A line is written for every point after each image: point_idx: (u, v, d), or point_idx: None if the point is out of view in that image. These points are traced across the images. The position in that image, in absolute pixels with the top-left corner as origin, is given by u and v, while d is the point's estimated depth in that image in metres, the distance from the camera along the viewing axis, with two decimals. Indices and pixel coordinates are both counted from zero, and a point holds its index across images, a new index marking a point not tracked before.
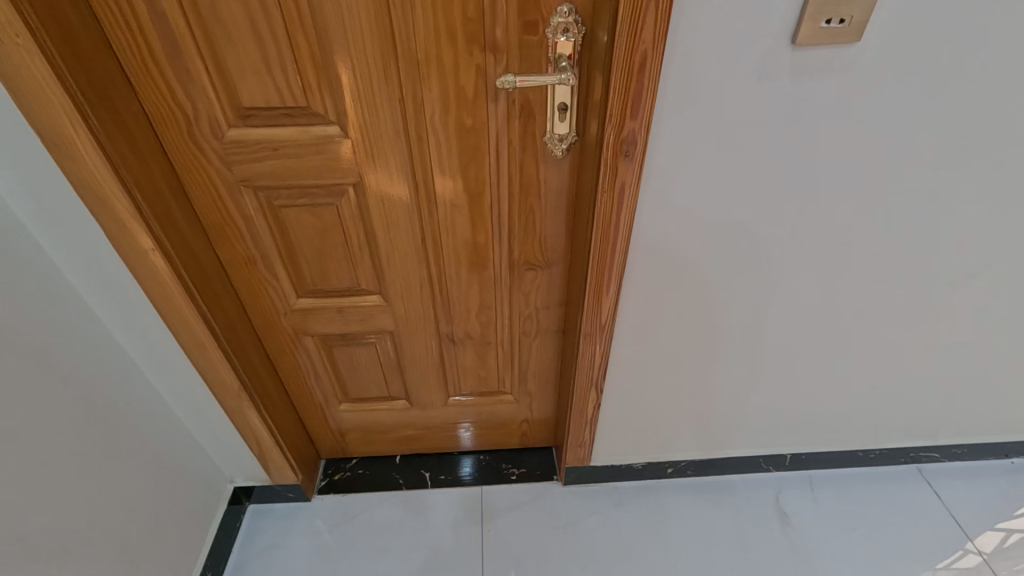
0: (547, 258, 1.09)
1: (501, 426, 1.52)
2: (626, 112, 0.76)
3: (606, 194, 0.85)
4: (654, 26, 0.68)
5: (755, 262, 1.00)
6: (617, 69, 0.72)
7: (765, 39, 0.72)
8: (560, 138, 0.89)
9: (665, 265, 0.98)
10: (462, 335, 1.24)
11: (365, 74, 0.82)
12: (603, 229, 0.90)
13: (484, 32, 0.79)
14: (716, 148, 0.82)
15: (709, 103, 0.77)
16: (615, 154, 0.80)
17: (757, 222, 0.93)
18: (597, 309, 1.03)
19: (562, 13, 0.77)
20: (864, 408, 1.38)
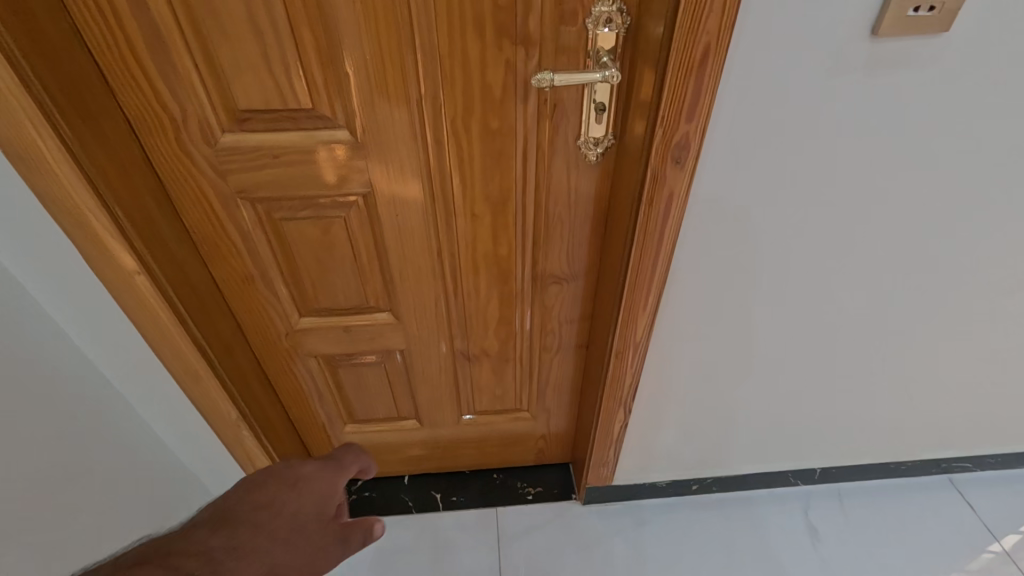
0: (573, 270, 1.00)
1: (515, 443, 1.44)
2: (681, 113, 0.66)
3: (653, 207, 0.75)
4: (720, 15, 0.59)
5: (800, 272, 0.92)
6: (674, 66, 0.63)
7: (840, 30, 0.63)
8: (595, 142, 0.80)
9: (705, 278, 0.90)
10: (477, 352, 1.15)
11: (379, 72, 0.72)
12: (644, 243, 0.80)
13: (516, 23, 0.69)
14: (774, 152, 0.74)
15: (771, 99, 0.68)
16: (664, 164, 0.70)
17: (806, 232, 0.85)
18: (632, 327, 0.94)
19: (607, 1, 0.67)
20: (899, 419, 1.32)
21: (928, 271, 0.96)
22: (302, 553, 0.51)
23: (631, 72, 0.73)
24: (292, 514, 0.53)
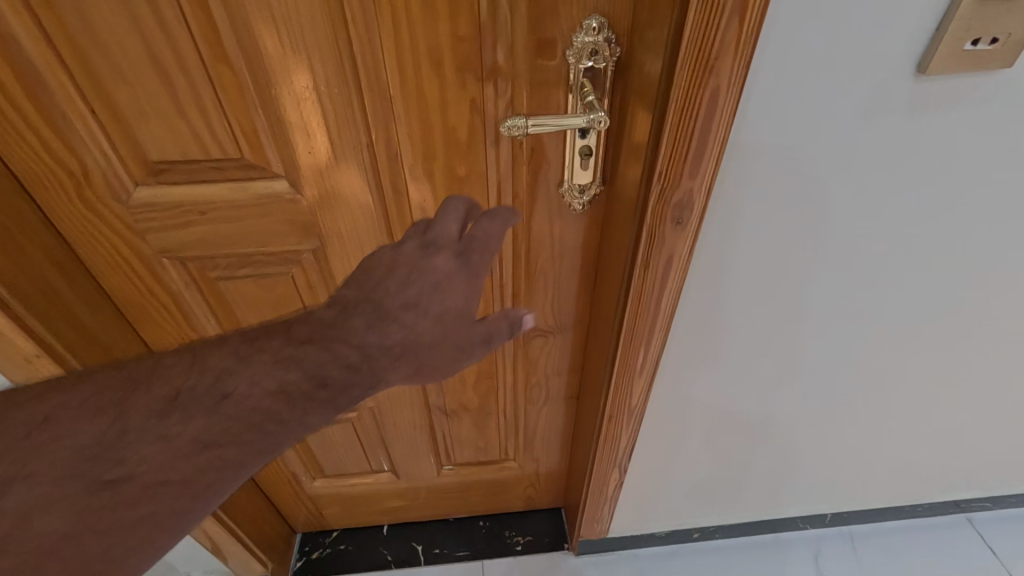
0: (559, 323, 0.89)
1: (502, 491, 1.33)
2: (683, 169, 0.53)
3: (652, 270, 0.63)
4: (734, 55, 0.46)
5: (820, 329, 0.80)
6: (674, 114, 0.50)
7: (878, 64, 0.51)
8: (581, 190, 0.68)
9: (709, 334, 0.79)
10: (455, 407, 1.04)
11: (317, 113, 0.60)
12: (638, 307, 0.68)
13: (482, 56, 0.57)
14: (794, 201, 0.62)
15: (790, 144, 0.57)
16: (662, 224, 0.58)
17: (830, 286, 0.73)
18: (627, 392, 0.82)
19: (590, 30, 0.55)
20: (923, 468, 1.20)
21: (968, 322, 0.84)
22: (456, 344, 0.51)
23: (623, 112, 0.60)
24: (436, 315, 0.51)
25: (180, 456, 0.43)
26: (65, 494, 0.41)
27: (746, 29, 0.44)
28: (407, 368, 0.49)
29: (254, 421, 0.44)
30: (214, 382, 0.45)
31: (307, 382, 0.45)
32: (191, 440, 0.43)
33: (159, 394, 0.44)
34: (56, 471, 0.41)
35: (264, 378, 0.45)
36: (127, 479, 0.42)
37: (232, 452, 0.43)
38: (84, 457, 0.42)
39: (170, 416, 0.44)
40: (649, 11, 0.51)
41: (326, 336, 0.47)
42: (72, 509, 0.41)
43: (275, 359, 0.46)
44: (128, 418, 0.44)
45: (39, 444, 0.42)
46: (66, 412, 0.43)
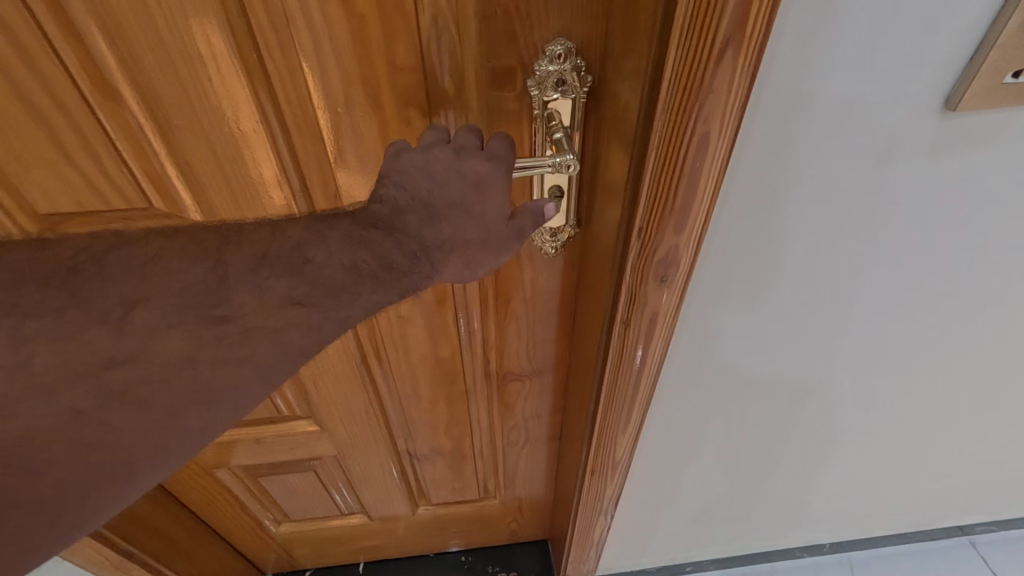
0: (535, 367, 0.80)
1: (485, 526, 1.25)
2: (667, 226, 0.45)
3: (634, 328, 0.55)
4: (727, 97, 0.37)
5: (819, 368, 0.73)
6: (656, 165, 0.41)
7: (897, 99, 0.43)
8: (553, 233, 0.59)
9: (698, 379, 0.72)
10: (428, 451, 0.96)
11: (236, 157, 0.50)
12: (620, 366, 0.60)
13: (427, 88, 0.48)
14: (796, 244, 0.54)
15: (792, 186, 0.49)
16: (645, 282, 0.49)
17: (835, 327, 0.66)
18: (611, 446, 0.74)
19: (555, 57, 0.46)
20: (927, 497, 1.13)
21: (980, 358, 0.76)
22: (497, 246, 0.48)
23: (599, 148, 0.51)
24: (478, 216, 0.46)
25: (271, 309, 0.40)
26: (174, 324, 0.38)
27: (742, 67, 0.35)
28: (454, 262, 0.46)
29: (330, 291, 0.41)
30: (296, 248, 0.41)
31: (375, 263, 0.42)
32: (279, 297, 0.40)
33: (246, 250, 0.40)
34: (165, 303, 0.38)
35: (339, 253, 0.41)
36: (231, 320, 0.39)
37: (318, 317, 0.41)
38: (190, 293, 0.39)
39: (261, 272, 0.40)
40: (623, 37, 0.42)
41: (390, 223, 0.44)
42: (185, 338, 0.38)
43: (349, 236, 0.42)
44: (227, 263, 0.40)
45: (147, 277, 0.39)
46: (174, 251, 0.40)
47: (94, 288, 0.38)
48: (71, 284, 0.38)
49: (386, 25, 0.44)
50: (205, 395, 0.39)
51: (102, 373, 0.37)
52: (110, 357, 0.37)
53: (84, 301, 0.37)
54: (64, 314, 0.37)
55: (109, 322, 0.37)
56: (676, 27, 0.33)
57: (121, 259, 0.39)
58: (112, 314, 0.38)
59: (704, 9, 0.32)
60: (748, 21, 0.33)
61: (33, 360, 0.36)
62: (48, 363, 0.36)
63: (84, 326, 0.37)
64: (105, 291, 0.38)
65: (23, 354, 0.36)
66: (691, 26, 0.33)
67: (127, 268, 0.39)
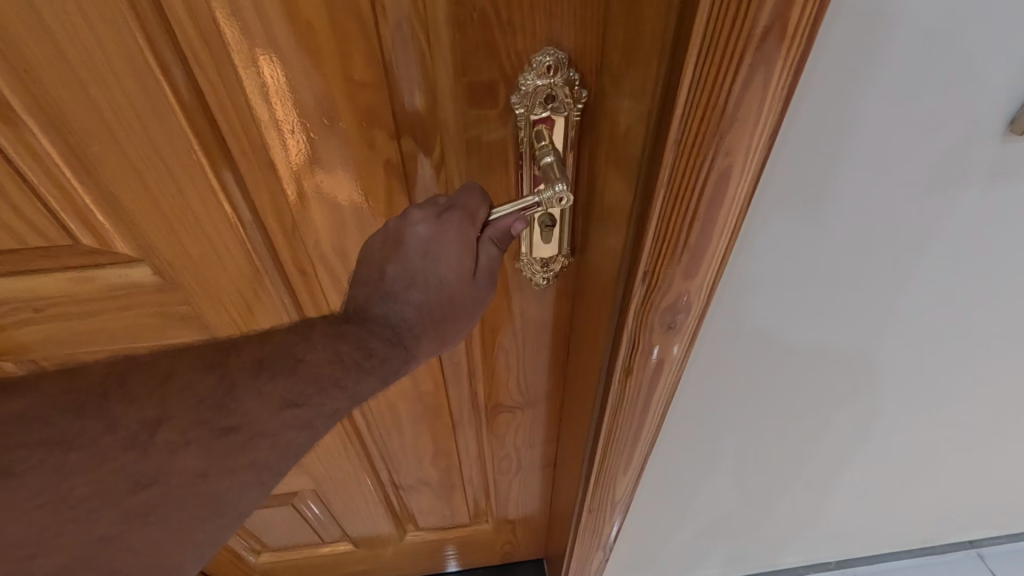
0: (527, 398, 0.74)
1: (478, 549, 1.19)
2: (678, 270, 0.38)
3: (637, 376, 0.48)
4: (755, 125, 0.30)
5: (833, 397, 0.67)
6: (665, 204, 0.34)
7: (953, 115, 0.36)
8: (544, 263, 0.53)
9: (703, 413, 0.66)
10: (414, 481, 0.90)
11: (170, 188, 0.43)
12: (619, 412, 0.53)
13: (395, 107, 0.41)
14: (821, 276, 0.48)
15: (822, 215, 0.42)
16: (650, 330, 0.43)
17: (858, 355, 0.60)
18: (610, 488, 0.68)
19: (543, 71, 0.39)
20: (941, 516, 1.08)
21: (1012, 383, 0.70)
22: (469, 302, 0.44)
23: (594, 172, 0.44)
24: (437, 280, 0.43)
25: (271, 414, 0.39)
26: (191, 440, 0.38)
27: (776, 91, 0.28)
28: (429, 344, 0.45)
29: (321, 385, 0.40)
30: (285, 349, 0.41)
31: (356, 352, 0.42)
32: (276, 399, 0.40)
33: (246, 359, 0.40)
34: (181, 419, 0.38)
35: (322, 349, 0.41)
36: (238, 429, 0.39)
37: (311, 414, 0.40)
38: (203, 406, 0.39)
39: (262, 377, 0.40)
40: (624, 49, 0.35)
41: (361, 312, 0.43)
42: (199, 453, 0.38)
43: (329, 332, 0.42)
44: (233, 374, 0.40)
45: (166, 398, 0.39)
46: (184, 368, 0.40)
47: (123, 411, 0.38)
48: (100, 411, 0.38)
49: (339, 35, 0.36)
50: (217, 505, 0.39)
51: (128, 496, 0.38)
52: (135, 478, 0.38)
53: (112, 426, 0.38)
54: (99, 443, 0.37)
55: (137, 444, 0.38)
56: (695, 41, 0.26)
57: (141, 377, 0.39)
58: (138, 437, 0.38)
59: (732, 19, 0.25)
60: (788, 34, 0.26)
61: (65, 496, 0.36)
62: (83, 494, 0.36)
63: (114, 452, 0.37)
64: (128, 414, 0.38)
65: (53, 491, 0.35)
66: (713, 41, 0.26)
67: (148, 387, 0.39)
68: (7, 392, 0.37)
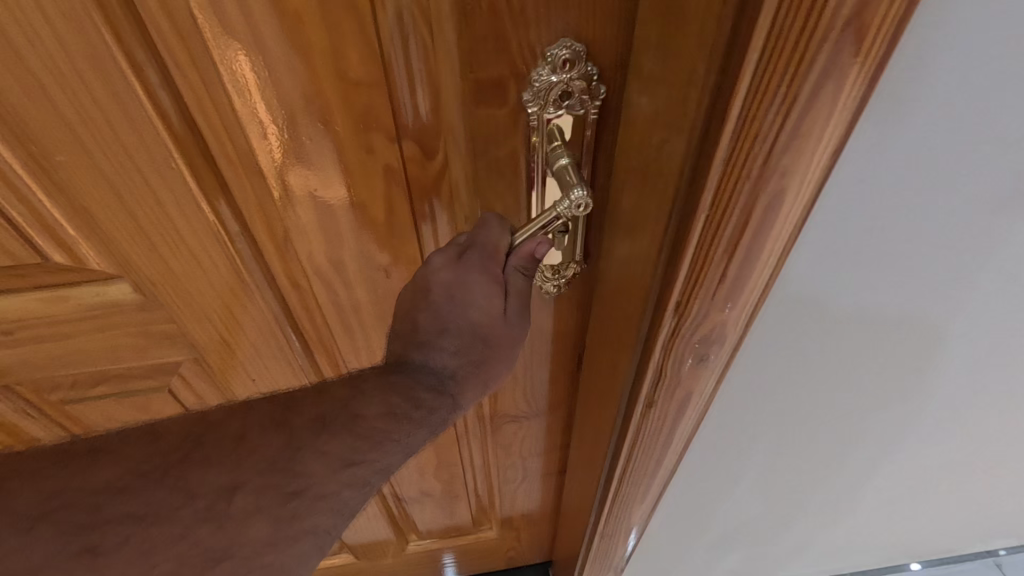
0: (536, 408, 0.71)
1: (481, 557, 1.17)
2: (714, 301, 0.35)
3: (661, 406, 0.45)
4: (815, 142, 0.26)
5: (864, 434, 0.62)
6: (705, 227, 0.31)
7: None
8: (554, 271, 0.50)
9: (727, 454, 0.61)
10: (417, 494, 0.87)
11: (144, 196, 0.38)
12: (637, 442, 0.50)
13: (395, 104, 0.37)
14: (878, 319, 0.42)
15: (890, 256, 0.36)
16: (678, 361, 0.39)
17: (904, 394, 0.54)
18: (628, 512, 0.64)
19: (558, 66, 0.35)
20: (959, 526, 1.05)
21: None
22: (508, 345, 0.44)
23: (616, 193, 0.41)
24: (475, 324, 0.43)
25: (332, 472, 0.38)
26: (262, 508, 0.36)
27: (845, 105, 0.25)
28: (474, 391, 0.45)
29: (376, 439, 0.40)
30: (342, 406, 0.40)
31: (406, 404, 0.41)
32: (337, 459, 0.38)
33: (309, 415, 0.40)
34: (257, 486, 0.37)
35: (376, 401, 0.41)
36: (303, 493, 0.37)
37: (366, 472, 0.39)
38: (273, 469, 0.37)
39: (324, 435, 0.39)
40: (657, 56, 0.31)
41: (407, 361, 0.44)
42: (268, 521, 0.36)
43: (380, 384, 0.42)
44: (300, 435, 0.39)
45: (241, 462, 0.37)
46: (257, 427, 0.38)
47: (201, 476, 0.36)
48: (178, 479, 0.36)
49: (332, 26, 0.33)
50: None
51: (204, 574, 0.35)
52: (211, 553, 0.35)
53: (191, 495, 0.36)
54: (179, 514, 0.35)
55: (214, 515, 0.36)
56: (756, 46, 0.23)
57: (217, 440, 0.38)
58: (215, 506, 0.36)
59: (802, 22, 0.22)
60: (865, 40, 0.22)
61: (147, 575, 0.34)
62: (164, 573, 0.34)
63: (194, 526, 0.35)
64: (207, 481, 0.36)
65: (137, 568, 0.34)
66: (777, 48, 0.23)
67: (224, 451, 0.37)
68: (91, 457, 0.35)
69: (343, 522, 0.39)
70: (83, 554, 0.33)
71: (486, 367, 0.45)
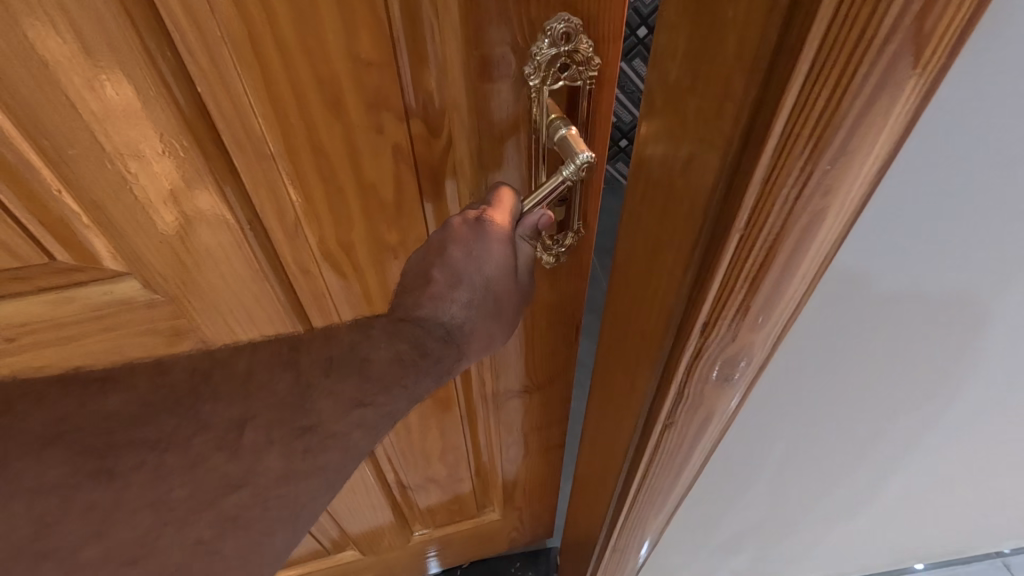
0: (538, 381, 0.73)
1: (484, 541, 1.18)
2: (741, 331, 0.31)
3: (680, 427, 0.41)
4: (864, 158, 0.22)
5: (897, 456, 0.57)
6: (734, 254, 0.27)
7: None
8: (553, 242, 0.52)
9: (753, 480, 0.57)
10: (422, 480, 0.88)
11: (150, 181, 0.38)
12: (652, 467, 0.48)
13: (403, 86, 0.38)
14: (931, 342, 0.38)
15: (952, 281, 0.32)
16: (699, 386, 0.36)
17: (953, 415, 0.50)
18: (642, 525, 0.62)
19: (558, 37, 0.37)
20: (989, 536, 1.00)
21: None
22: (511, 300, 0.47)
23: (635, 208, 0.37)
24: (483, 282, 0.44)
25: (341, 413, 0.41)
26: (274, 441, 0.40)
27: (895, 117, 0.21)
28: (480, 344, 0.47)
29: (385, 383, 0.42)
30: (349, 349, 0.42)
31: (413, 351, 0.43)
32: (347, 400, 0.41)
33: (315, 357, 0.42)
34: (267, 419, 0.40)
35: (384, 345, 0.43)
36: (314, 429, 0.40)
37: (373, 416, 0.42)
38: (282, 406, 0.40)
39: (331, 375, 0.41)
40: (686, 50, 0.26)
41: (416, 311, 0.44)
42: (280, 454, 0.40)
43: (388, 329, 0.43)
44: (306, 373, 0.41)
45: (249, 399, 0.40)
46: (262, 366, 0.41)
47: (210, 407, 0.39)
48: (191, 410, 0.39)
49: (345, 10, 0.34)
50: (297, 511, 0.40)
51: (222, 498, 0.38)
52: (227, 479, 0.38)
53: (204, 426, 0.39)
54: (193, 443, 0.38)
55: (227, 444, 0.39)
56: (806, 56, 0.19)
57: (224, 376, 0.40)
58: (227, 437, 0.39)
59: (860, 30, 0.18)
60: (927, 44, 0.18)
61: (163, 499, 0.37)
62: (180, 496, 0.37)
63: (207, 454, 0.38)
64: (215, 412, 0.39)
65: (155, 493, 0.37)
66: (830, 52, 0.19)
67: (229, 387, 0.40)
68: (99, 386, 0.38)
69: (353, 460, 0.42)
70: (101, 475, 0.36)
71: (490, 321, 0.47)
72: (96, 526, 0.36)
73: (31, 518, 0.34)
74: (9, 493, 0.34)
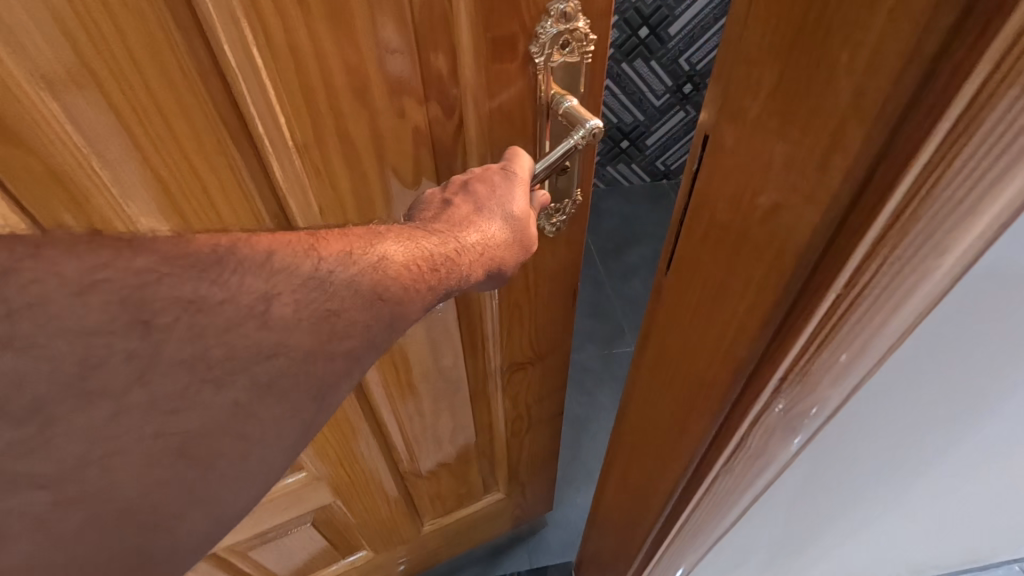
0: (540, 351, 0.77)
1: (491, 528, 1.21)
2: (818, 374, 0.33)
3: (739, 461, 0.43)
4: (971, 225, 0.24)
5: (936, 487, 0.59)
6: (828, 306, 0.29)
7: None
8: (552, 212, 0.57)
9: (800, 515, 0.58)
10: (433, 465, 0.90)
11: (180, 167, 0.38)
12: (704, 498, 0.49)
13: (423, 69, 0.41)
14: (985, 383, 0.40)
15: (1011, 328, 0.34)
16: (769, 420, 0.38)
17: (990, 445, 0.52)
18: (680, 554, 0.63)
19: (560, 17, 0.42)
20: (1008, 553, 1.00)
21: None
22: (516, 242, 0.48)
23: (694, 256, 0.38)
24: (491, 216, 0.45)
25: (366, 300, 0.38)
26: (302, 317, 0.36)
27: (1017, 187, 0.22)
28: (482, 267, 0.45)
29: (402, 280, 0.40)
30: (368, 246, 0.39)
31: (426, 264, 0.41)
32: (368, 288, 0.38)
33: (334, 247, 0.38)
34: (292, 295, 0.36)
35: (399, 247, 0.40)
36: (338, 314, 0.37)
37: (390, 311, 0.39)
38: (308, 289, 0.36)
39: (353, 261, 0.38)
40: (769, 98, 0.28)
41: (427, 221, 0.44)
42: (310, 332, 0.36)
43: (400, 235, 0.41)
44: (327, 261, 0.37)
45: (273, 274, 0.35)
46: (285, 250, 0.36)
47: (238, 273, 0.34)
48: (218, 274, 0.34)
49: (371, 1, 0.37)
50: (321, 394, 0.36)
51: (255, 364, 0.34)
52: (257, 349, 0.34)
53: (228, 291, 0.34)
54: (222, 307, 0.33)
55: (254, 313, 0.34)
56: (948, 119, 0.20)
57: (246, 252, 0.35)
58: (255, 308, 0.34)
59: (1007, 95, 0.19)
60: None
61: (201, 356, 0.33)
62: (217, 357, 0.33)
63: (236, 318, 0.34)
64: (243, 280, 0.34)
65: (193, 347, 0.32)
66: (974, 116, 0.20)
67: (253, 261, 0.35)
68: (125, 239, 0.33)
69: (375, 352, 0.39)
70: (137, 322, 0.31)
71: (496, 258, 0.46)
72: (140, 371, 0.31)
73: (73, 360, 0.30)
74: (44, 331, 0.29)
